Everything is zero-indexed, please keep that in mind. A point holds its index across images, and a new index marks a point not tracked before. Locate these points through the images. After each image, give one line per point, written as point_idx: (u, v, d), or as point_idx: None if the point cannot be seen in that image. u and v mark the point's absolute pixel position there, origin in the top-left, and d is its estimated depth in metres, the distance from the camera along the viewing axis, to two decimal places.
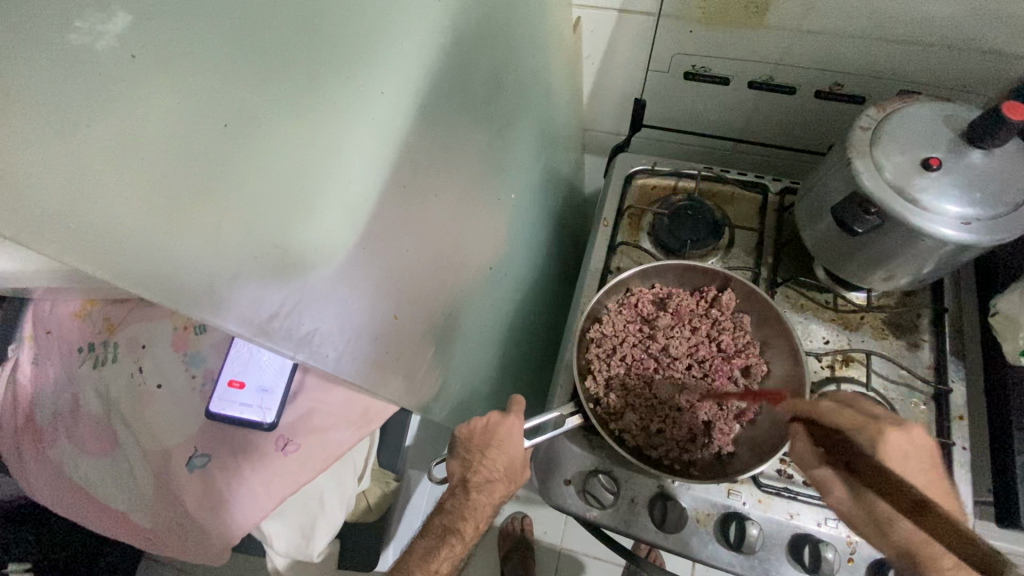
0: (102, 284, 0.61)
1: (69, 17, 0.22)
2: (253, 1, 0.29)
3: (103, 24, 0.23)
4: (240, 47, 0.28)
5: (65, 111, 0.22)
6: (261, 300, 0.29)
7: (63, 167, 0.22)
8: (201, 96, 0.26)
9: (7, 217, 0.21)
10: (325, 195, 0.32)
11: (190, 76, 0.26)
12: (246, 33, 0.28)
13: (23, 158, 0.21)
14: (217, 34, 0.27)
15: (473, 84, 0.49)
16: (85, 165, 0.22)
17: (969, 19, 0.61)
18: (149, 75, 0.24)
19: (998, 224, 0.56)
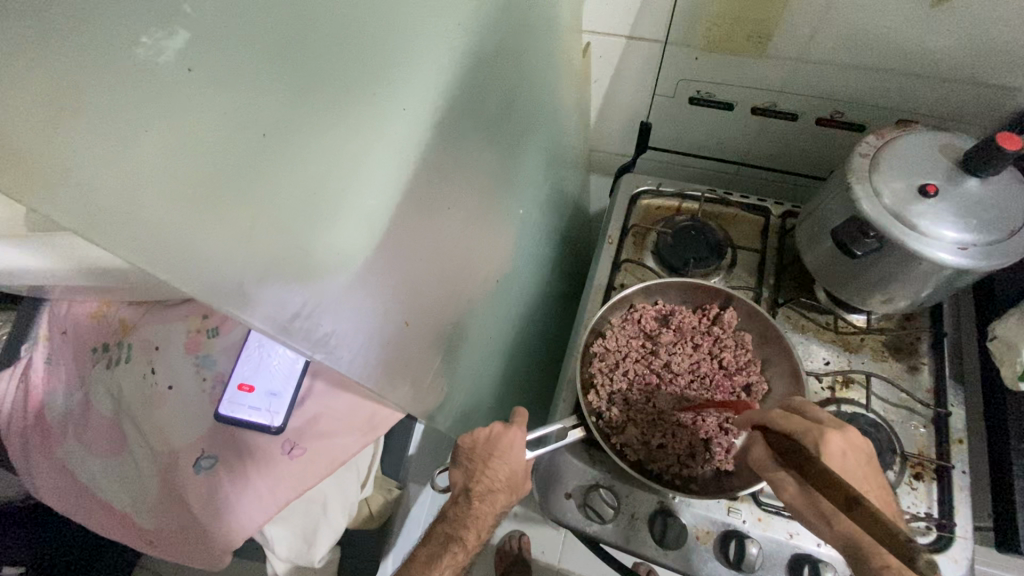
0: (120, 284, 0.63)
1: (136, 32, 0.24)
2: (295, 18, 0.31)
3: (166, 40, 0.25)
4: (282, 63, 0.30)
5: (122, 114, 0.24)
6: (285, 301, 0.30)
7: (115, 165, 0.24)
8: (243, 106, 0.28)
9: (68, 210, 0.23)
10: (348, 203, 0.34)
11: (234, 86, 0.27)
12: (287, 48, 0.30)
13: (77, 153, 0.23)
14: (262, 48, 0.29)
15: (487, 103, 0.51)
16: (138, 163, 0.24)
17: (963, 52, 0.64)
18: (202, 87, 0.26)
19: (994, 249, 0.57)
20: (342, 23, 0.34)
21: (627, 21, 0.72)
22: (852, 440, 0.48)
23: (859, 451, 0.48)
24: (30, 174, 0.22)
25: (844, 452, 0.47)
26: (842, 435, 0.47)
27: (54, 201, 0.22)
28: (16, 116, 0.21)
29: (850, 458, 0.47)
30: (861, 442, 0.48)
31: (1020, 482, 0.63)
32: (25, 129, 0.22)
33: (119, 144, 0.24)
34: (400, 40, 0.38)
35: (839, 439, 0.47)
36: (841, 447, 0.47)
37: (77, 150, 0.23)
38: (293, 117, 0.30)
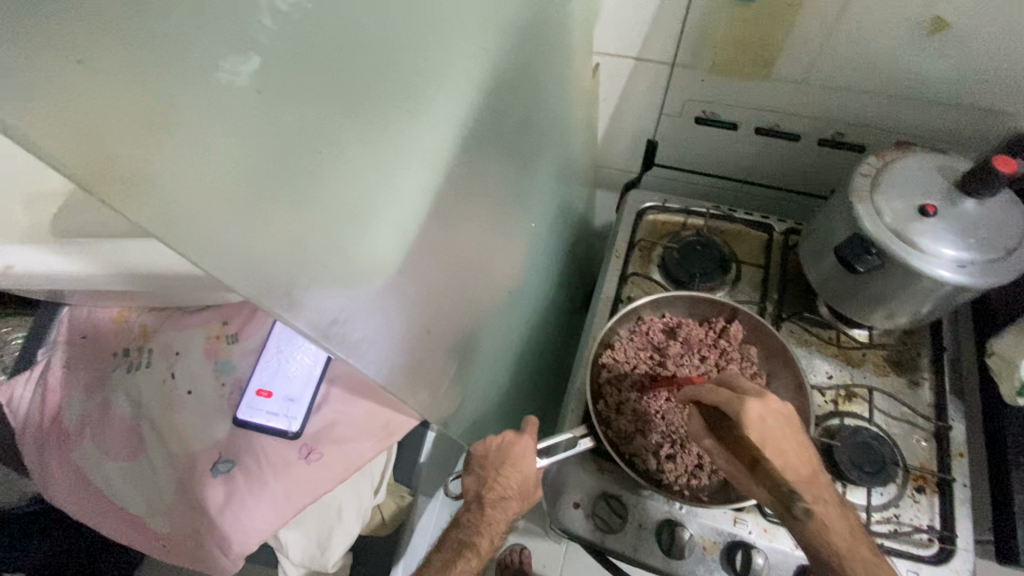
0: (143, 291, 0.65)
1: (217, 60, 0.25)
2: (349, 37, 0.32)
3: (242, 66, 0.25)
4: (338, 80, 0.31)
5: (201, 128, 0.24)
6: (327, 307, 0.32)
7: (195, 176, 0.24)
8: (304, 122, 0.28)
9: (154, 217, 0.23)
10: (380, 214, 0.35)
11: (297, 102, 0.28)
12: (342, 67, 0.31)
13: (163, 165, 0.23)
14: (322, 66, 0.30)
15: (506, 122, 0.54)
16: (214, 174, 0.24)
17: (958, 77, 0.67)
18: (273, 107, 0.27)
19: (991, 267, 0.59)
20: (389, 42, 0.35)
21: (636, 44, 0.75)
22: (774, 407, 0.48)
23: (783, 417, 0.48)
24: (129, 184, 0.22)
25: (765, 419, 0.47)
26: (762, 403, 0.48)
27: (144, 211, 0.22)
28: (113, 131, 0.21)
29: (772, 424, 0.48)
30: (784, 408, 0.49)
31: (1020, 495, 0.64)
32: (123, 142, 0.22)
33: (200, 157, 0.24)
34: (438, 59, 0.39)
35: (758, 408, 0.47)
36: (761, 414, 0.47)
37: (164, 163, 0.23)
38: (341, 133, 0.31)
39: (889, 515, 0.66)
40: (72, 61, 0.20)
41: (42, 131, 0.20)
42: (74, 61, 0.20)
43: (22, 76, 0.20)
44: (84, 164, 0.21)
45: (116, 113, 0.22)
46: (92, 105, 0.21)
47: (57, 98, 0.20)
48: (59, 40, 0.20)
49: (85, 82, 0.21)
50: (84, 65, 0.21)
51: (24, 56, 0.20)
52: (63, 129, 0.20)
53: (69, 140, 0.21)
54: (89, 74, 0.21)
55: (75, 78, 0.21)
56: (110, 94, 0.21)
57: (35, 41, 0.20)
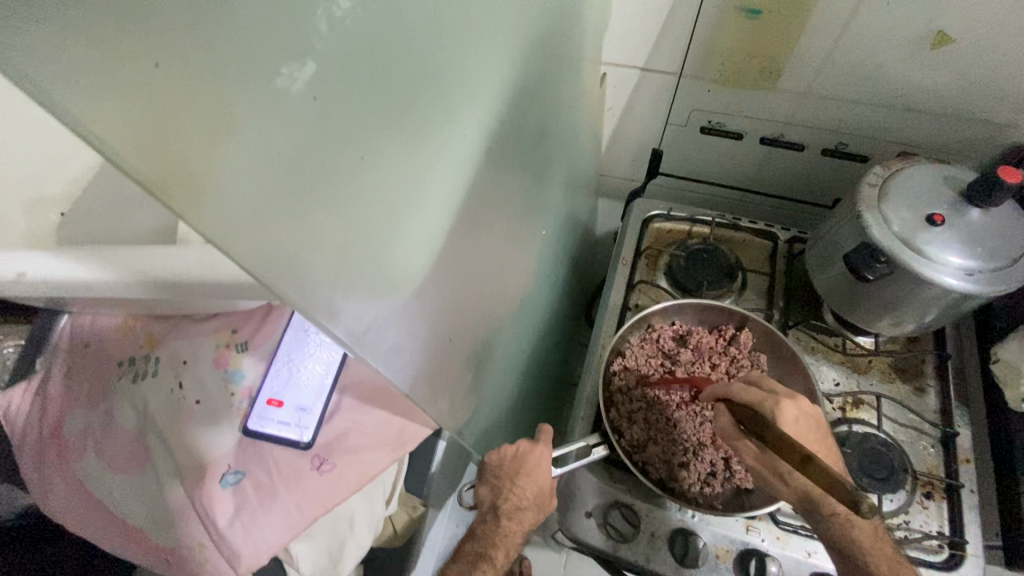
0: (154, 300, 0.64)
1: (278, 64, 0.23)
2: (397, 42, 0.31)
3: (300, 71, 0.24)
4: (383, 86, 0.30)
5: (262, 133, 0.23)
6: (362, 316, 0.31)
7: (255, 184, 0.23)
8: (351, 129, 0.28)
9: (216, 225, 0.22)
10: (413, 222, 0.35)
11: (346, 108, 0.27)
12: (389, 72, 0.30)
13: (225, 172, 0.22)
14: (371, 71, 0.29)
15: (524, 131, 0.54)
16: (273, 182, 0.24)
17: (961, 90, 0.68)
18: (325, 115, 0.26)
19: (997, 276, 0.60)
20: (432, 47, 0.34)
21: (644, 54, 0.76)
22: (804, 407, 0.52)
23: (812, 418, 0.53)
24: (193, 189, 0.21)
25: (797, 418, 0.52)
26: (794, 403, 0.52)
27: (203, 216, 0.21)
28: (180, 134, 0.20)
29: (803, 422, 0.52)
30: (810, 409, 0.53)
31: None
32: (188, 145, 0.21)
33: (261, 163, 0.23)
34: (471, 68, 0.39)
35: (791, 407, 0.52)
36: (794, 413, 0.52)
37: (225, 167, 0.22)
38: (384, 140, 0.30)
39: (899, 522, 0.67)
40: (148, 63, 0.19)
41: (111, 130, 0.19)
42: (152, 65, 0.19)
43: (97, 76, 0.18)
44: (152, 167, 0.20)
45: (184, 116, 0.20)
46: (162, 109, 0.20)
47: (124, 99, 0.19)
48: (136, 39, 0.19)
49: (158, 84, 0.20)
50: (161, 69, 0.20)
51: (101, 55, 0.18)
52: (131, 130, 0.19)
53: (135, 140, 0.19)
54: (163, 77, 0.20)
55: (148, 80, 0.19)
56: (177, 98, 0.20)
57: (116, 40, 0.19)
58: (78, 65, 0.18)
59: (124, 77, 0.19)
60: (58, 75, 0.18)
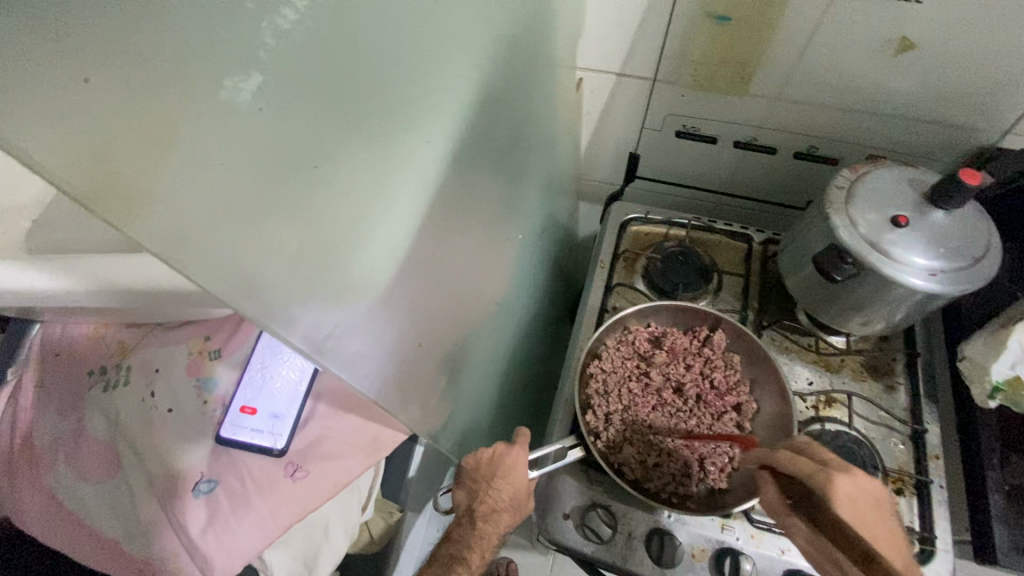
0: (127, 309, 0.64)
1: (219, 77, 0.24)
2: (350, 51, 0.31)
3: (243, 84, 0.25)
4: (337, 94, 0.30)
5: (203, 146, 0.23)
6: (321, 322, 0.31)
7: (199, 196, 0.23)
8: (304, 138, 0.28)
9: (161, 237, 0.22)
10: (374, 230, 0.35)
11: (297, 117, 0.27)
12: (343, 82, 0.31)
13: (166, 184, 0.22)
14: (324, 81, 0.29)
15: (494, 136, 0.55)
16: (218, 194, 0.24)
17: (925, 93, 0.70)
18: (272, 126, 0.26)
19: (960, 275, 0.62)
20: (388, 56, 0.34)
21: (618, 60, 0.77)
22: (862, 483, 0.47)
23: (872, 497, 0.47)
24: (130, 202, 0.21)
25: (853, 496, 0.47)
26: (849, 478, 0.47)
27: (145, 228, 0.22)
28: (120, 150, 0.21)
29: (862, 503, 0.47)
30: (871, 487, 0.48)
31: (996, 495, 0.66)
32: (123, 157, 0.21)
33: (203, 174, 0.23)
34: (433, 75, 0.39)
35: (847, 483, 0.47)
36: (847, 490, 0.46)
37: (167, 179, 0.22)
38: (339, 148, 0.30)
39: None
40: (78, 80, 0.20)
41: (44, 149, 0.19)
42: (80, 81, 0.20)
43: (23, 92, 0.19)
44: (87, 181, 0.20)
45: (120, 131, 0.21)
46: (96, 126, 0.20)
47: (60, 119, 0.20)
48: (65, 56, 0.20)
49: (91, 102, 0.20)
50: (90, 84, 0.20)
51: (29, 71, 0.19)
52: (67, 147, 0.20)
53: (69, 157, 0.20)
54: (93, 94, 0.20)
55: (78, 96, 0.20)
56: (113, 116, 0.21)
57: (42, 56, 0.19)
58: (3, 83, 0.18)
59: (58, 98, 0.20)
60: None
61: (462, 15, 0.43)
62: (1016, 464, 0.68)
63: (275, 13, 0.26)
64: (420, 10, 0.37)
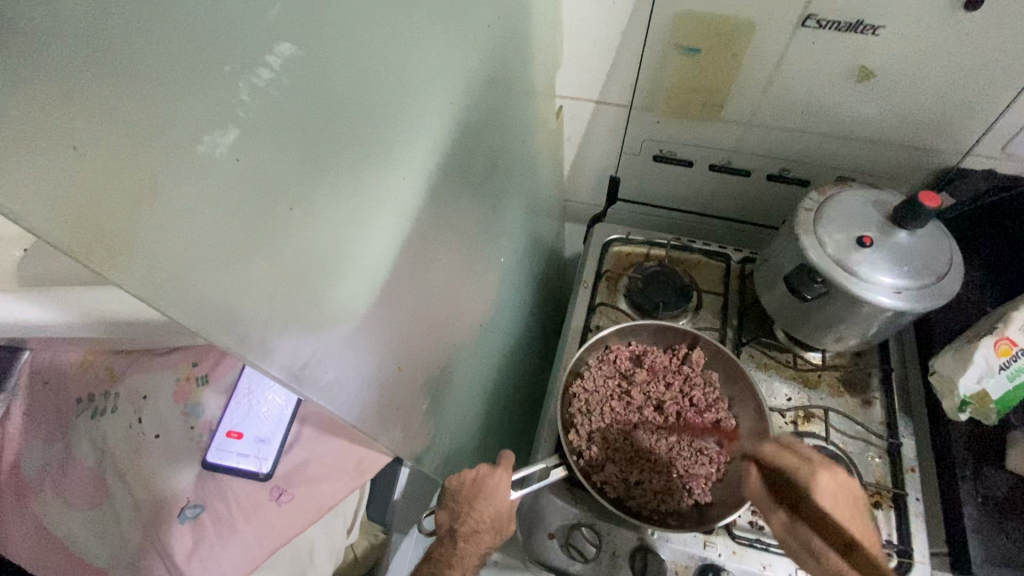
0: (117, 337, 0.66)
1: (199, 133, 0.25)
2: (327, 98, 0.33)
3: (220, 138, 0.26)
4: (313, 140, 0.32)
5: (182, 197, 0.25)
6: (299, 352, 0.33)
7: (178, 240, 0.25)
8: (279, 183, 0.30)
9: (143, 279, 0.24)
10: (350, 263, 0.37)
11: (272, 164, 0.29)
12: (320, 128, 0.33)
13: (146, 233, 0.24)
14: (300, 128, 0.31)
15: (472, 165, 0.57)
16: (196, 240, 0.26)
17: (887, 118, 0.74)
18: (247, 175, 0.28)
19: (924, 294, 0.64)
20: (363, 100, 0.36)
21: (596, 88, 0.80)
22: (841, 480, 0.51)
23: (850, 493, 0.51)
24: (116, 252, 0.23)
25: (834, 491, 0.50)
26: (831, 474, 0.51)
27: (126, 275, 0.23)
28: (106, 206, 0.22)
29: (840, 499, 0.50)
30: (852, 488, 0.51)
31: (968, 507, 0.67)
32: (111, 214, 0.22)
33: (183, 223, 0.25)
34: (407, 115, 0.42)
35: (829, 478, 0.51)
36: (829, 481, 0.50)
37: (148, 233, 0.24)
38: (314, 189, 0.32)
39: None
40: (67, 146, 0.21)
41: (33, 211, 0.20)
42: (69, 147, 0.21)
43: (16, 160, 0.20)
44: (77, 236, 0.21)
45: (106, 187, 0.22)
46: (80, 184, 0.21)
47: (50, 178, 0.20)
48: (55, 124, 0.20)
49: (80, 166, 0.21)
50: (78, 150, 0.21)
51: (19, 139, 0.20)
52: (56, 204, 0.21)
53: (57, 213, 0.21)
54: (81, 159, 0.21)
55: (66, 162, 0.21)
56: (100, 175, 0.22)
57: (30, 123, 0.20)
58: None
59: (45, 157, 0.20)
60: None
61: (438, 56, 0.45)
62: (991, 478, 0.69)
63: (250, 73, 0.28)
64: (394, 54, 0.39)
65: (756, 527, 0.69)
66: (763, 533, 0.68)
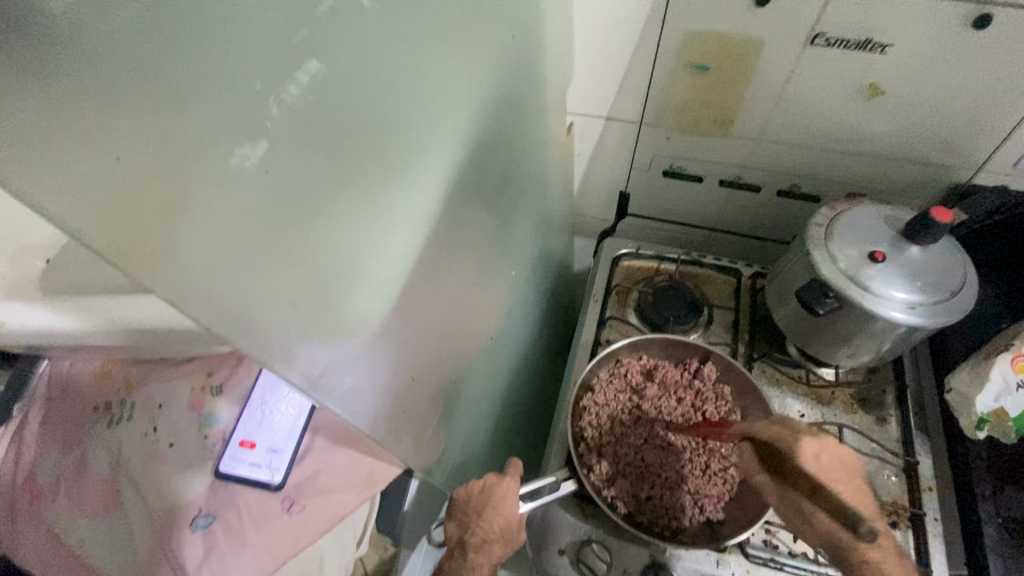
0: (136, 346, 0.67)
1: (231, 146, 0.26)
2: (351, 116, 0.34)
3: (250, 151, 0.27)
4: (336, 155, 0.33)
5: (211, 205, 0.26)
6: (317, 360, 0.34)
7: (206, 248, 0.26)
8: (303, 195, 0.31)
9: (175, 285, 0.25)
10: (369, 275, 0.38)
11: (297, 177, 0.30)
12: (343, 144, 0.34)
13: (177, 241, 0.24)
14: (325, 145, 0.32)
15: (485, 181, 0.58)
16: (223, 248, 0.26)
17: (897, 134, 0.74)
18: (272, 188, 0.29)
19: (938, 308, 0.64)
20: (383, 116, 0.38)
21: (606, 104, 0.81)
22: (829, 447, 0.51)
23: (837, 457, 0.51)
24: (150, 258, 0.23)
25: (820, 456, 0.51)
26: (817, 441, 0.51)
27: (160, 279, 0.24)
28: (145, 213, 0.23)
29: (827, 461, 0.51)
30: (840, 451, 0.52)
31: (988, 527, 0.66)
32: (149, 221, 0.23)
33: (211, 233, 0.26)
34: (425, 131, 0.43)
35: (812, 444, 0.51)
36: (815, 451, 0.51)
37: (183, 239, 0.25)
38: (336, 203, 0.33)
39: None
40: (110, 157, 0.22)
41: (78, 215, 0.21)
42: (113, 159, 0.22)
43: (63, 172, 0.20)
44: (119, 241, 0.22)
45: (144, 194, 0.23)
46: (121, 193, 0.22)
47: (92, 187, 0.21)
48: (100, 138, 0.21)
49: (120, 177, 0.22)
50: (121, 162, 0.22)
51: (62, 152, 0.20)
52: (97, 209, 0.22)
53: (100, 219, 0.22)
54: (122, 169, 0.22)
55: (108, 171, 0.22)
56: (138, 183, 0.23)
57: (81, 138, 0.21)
58: (42, 158, 0.20)
59: (88, 167, 0.21)
60: (31, 179, 0.19)
61: (456, 76, 0.46)
62: (1010, 496, 0.68)
63: (280, 89, 0.29)
64: (415, 73, 0.40)
65: (770, 546, 0.67)
66: (778, 552, 0.66)
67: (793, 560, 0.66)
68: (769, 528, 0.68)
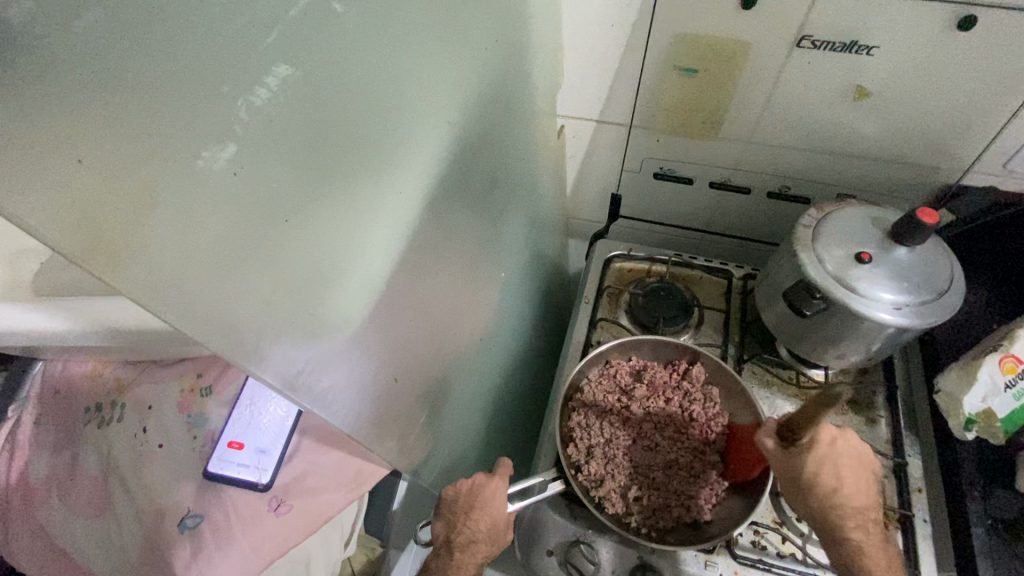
0: (126, 347, 0.68)
1: (198, 149, 0.27)
2: (327, 118, 0.35)
3: (218, 153, 0.28)
4: (310, 156, 0.34)
5: (178, 206, 0.26)
6: (292, 360, 0.35)
7: (173, 249, 0.26)
8: (276, 196, 0.31)
9: (140, 285, 0.25)
10: (347, 276, 0.39)
11: (270, 178, 0.31)
12: (318, 146, 0.34)
13: (141, 241, 0.25)
14: (299, 147, 0.33)
15: (471, 183, 0.58)
16: (190, 248, 0.27)
17: (885, 136, 0.74)
18: (242, 190, 0.29)
19: (925, 309, 0.64)
20: (360, 118, 0.38)
21: (596, 107, 0.81)
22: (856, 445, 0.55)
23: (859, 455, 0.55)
24: (115, 258, 0.24)
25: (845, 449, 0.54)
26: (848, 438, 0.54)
27: (126, 279, 0.25)
28: (109, 214, 0.24)
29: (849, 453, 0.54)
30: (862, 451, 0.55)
31: (976, 529, 0.66)
32: (114, 223, 0.24)
33: (178, 233, 0.26)
34: (404, 133, 0.43)
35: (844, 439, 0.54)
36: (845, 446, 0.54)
37: (148, 239, 0.25)
38: (311, 204, 0.34)
39: None
40: (73, 159, 0.22)
41: (41, 216, 0.21)
42: (76, 160, 0.22)
43: (25, 175, 0.21)
44: (84, 242, 0.23)
45: (108, 195, 0.23)
46: (85, 195, 0.23)
47: (56, 189, 0.22)
48: (66, 141, 0.22)
49: (85, 178, 0.23)
50: (85, 163, 0.22)
51: (25, 156, 0.21)
52: (62, 211, 0.22)
53: (64, 220, 0.22)
54: (86, 171, 0.23)
55: (72, 173, 0.22)
56: (102, 185, 0.23)
57: (46, 141, 0.21)
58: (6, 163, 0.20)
59: (52, 170, 0.22)
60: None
61: (437, 79, 0.47)
62: (999, 498, 0.68)
63: (250, 93, 0.29)
64: (394, 76, 0.41)
65: (758, 547, 0.67)
66: (766, 554, 0.66)
67: (781, 561, 0.66)
68: (757, 529, 0.68)
